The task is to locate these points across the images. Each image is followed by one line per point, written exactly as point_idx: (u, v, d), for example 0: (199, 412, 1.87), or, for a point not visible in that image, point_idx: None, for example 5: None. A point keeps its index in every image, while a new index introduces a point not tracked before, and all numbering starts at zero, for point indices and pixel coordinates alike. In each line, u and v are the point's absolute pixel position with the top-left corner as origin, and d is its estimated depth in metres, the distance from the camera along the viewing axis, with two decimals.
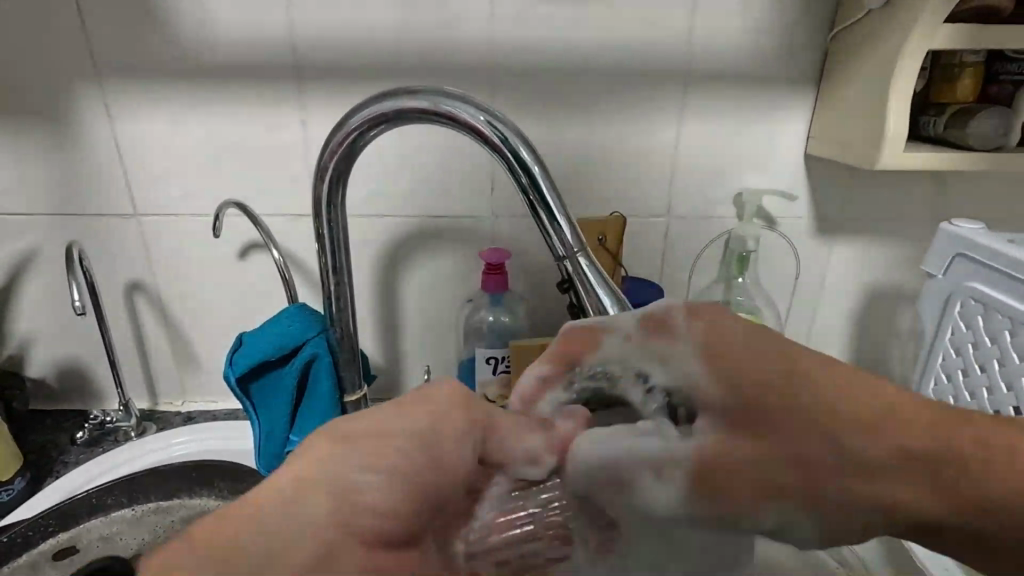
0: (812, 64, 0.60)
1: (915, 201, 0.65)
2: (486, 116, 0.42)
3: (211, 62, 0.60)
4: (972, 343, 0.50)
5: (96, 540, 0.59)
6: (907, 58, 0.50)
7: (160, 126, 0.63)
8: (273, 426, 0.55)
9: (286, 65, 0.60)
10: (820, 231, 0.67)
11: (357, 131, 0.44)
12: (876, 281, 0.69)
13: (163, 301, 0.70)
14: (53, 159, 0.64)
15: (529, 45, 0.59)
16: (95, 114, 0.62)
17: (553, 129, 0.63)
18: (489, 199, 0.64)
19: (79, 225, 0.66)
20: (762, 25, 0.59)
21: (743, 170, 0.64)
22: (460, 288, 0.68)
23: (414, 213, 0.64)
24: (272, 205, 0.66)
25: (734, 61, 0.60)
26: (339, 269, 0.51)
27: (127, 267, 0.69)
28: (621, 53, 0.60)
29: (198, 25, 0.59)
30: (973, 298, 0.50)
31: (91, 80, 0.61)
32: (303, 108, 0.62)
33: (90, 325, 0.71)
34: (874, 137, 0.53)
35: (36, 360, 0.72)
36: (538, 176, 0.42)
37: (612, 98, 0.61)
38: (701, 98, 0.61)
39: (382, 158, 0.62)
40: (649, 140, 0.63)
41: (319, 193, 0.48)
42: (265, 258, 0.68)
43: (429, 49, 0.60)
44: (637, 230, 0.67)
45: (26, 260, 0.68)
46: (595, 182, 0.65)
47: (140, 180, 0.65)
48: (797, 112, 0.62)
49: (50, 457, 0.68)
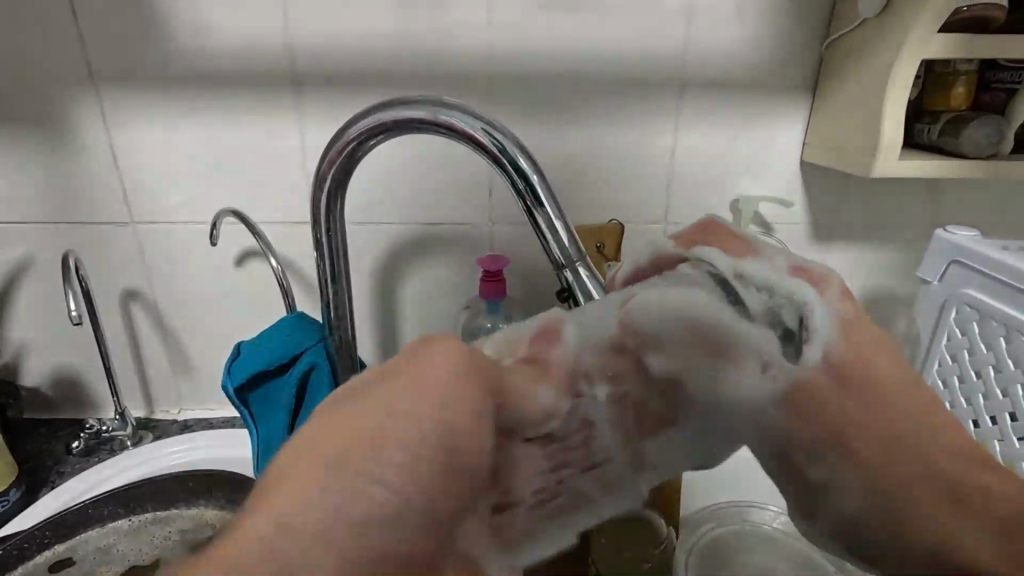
0: (806, 72, 0.61)
1: (911, 206, 0.66)
2: (484, 125, 0.42)
3: (208, 70, 0.60)
4: (968, 349, 0.51)
5: (92, 551, 0.59)
6: (900, 67, 0.50)
7: (157, 134, 0.62)
8: (271, 435, 0.56)
9: (284, 74, 0.60)
10: (816, 237, 0.67)
11: (356, 141, 0.44)
12: (873, 285, 0.69)
13: (159, 309, 0.70)
14: (50, 168, 0.63)
15: (527, 54, 0.60)
16: (91, 122, 0.62)
17: (552, 137, 0.63)
18: (486, 206, 0.64)
19: (74, 233, 0.66)
20: (758, 32, 0.59)
21: (739, 176, 0.64)
22: (458, 294, 0.68)
23: (412, 220, 0.64)
24: (269, 213, 0.65)
25: (730, 68, 0.60)
26: (338, 278, 0.51)
27: (123, 275, 0.68)
28: (617, 60, 0.60)
29: (195, 34, 0.59)
30: (968, 304, 0.50)
31: (87, 89, 0.61)
32: (300, 116, 0.62)
33: (86, 333, 0.70)
34: (868, 145, 0.53)
35: (31, 368, 0.72)
36: (537, 185, 0.42)
37: (610, 106, 0.62)
38: (697, 106, 0.62)
39: (379, 165, 0.62)
40: (646, 147, 0.63)
41: (317, 202, 0.48)
42: (262, 265, 0.68)
43: (427, 56, 0.60)
44: (634, 236, 0.67)
45: (21, 268, 0.67)
46: (593, 188, 0.65)
47: (136, 189, 0.65)
48: (793, 119, 0.62)
49: (45, 466, 0.68)
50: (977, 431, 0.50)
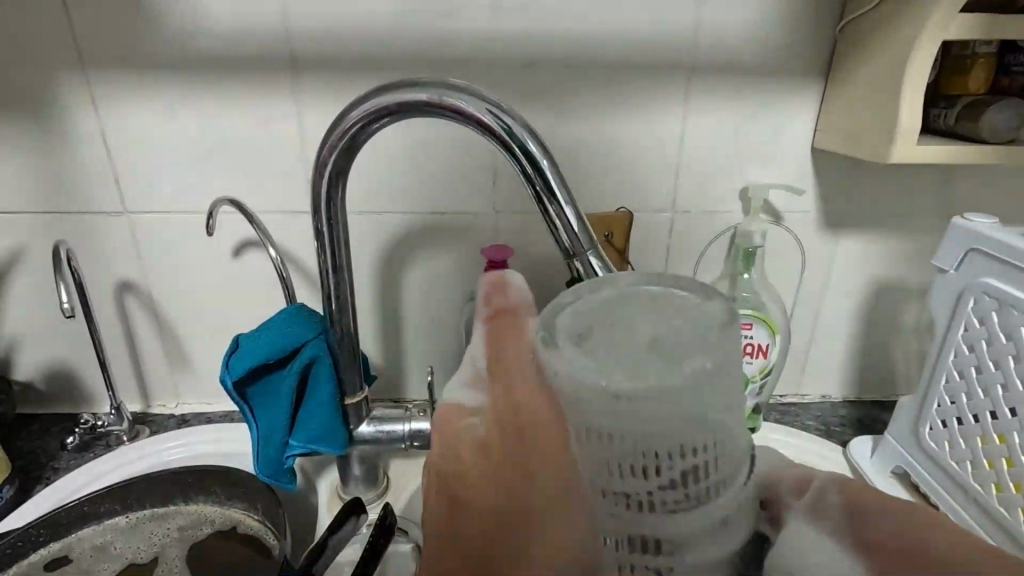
0: (820, 54, 0.59)
1: (924, 193, 0.65)
2: (492, 108, 0.40)
3: (202, 52, 0.58)
4: (986, 340, 0.49)
5: (89, 549, 0.58)
6: (922, 47, 0.49)
7: (150, 121, 0.60)
8: (271, 431, 0.54)
9: (282, 57, 0.58)
10: (826, 227, 0.66)
11: (358, 126, 0.43)
12: (882, 277, 0.69)
13: (155, 301, 0.68)
14: (38, 155, 0.61)
15: (535, 37, 0.58)
16: (82, 107, 0.60)
17: (559, 123, 0.61)
18: (490, 195, 0.62)
19: (65, 223, 0.64)
20: (771, 14, 0.57)
21: (750, 165, 0.63)
22: (462, 287, 0.67)
23: (414, 210, 0.63)
24: (268, 201, 0.64)
25: (743, 52, 0.59)
26: (339, 268, 0.50)
27: (117, 267, 0.66)
28: (627, 42, 0.58)
29: (189, 14, 0.56)
30: (987, 293, 0.49)
31: (76, 72, 0.58)
32: (297, 101, 0.60)
33: (79, 327, 0.69)
34: (886, 130, 0.52)
35: (24, 361, 0.70)
36: (547, 170, 0.40)
37: (619, 90, 0.60)
38: (708, 89, 0.60)
39: (380, 152, 0.60)
40: (655, 134, 0.62)
41: (318, 190, 0.46)
42: (260, 256, 0.66)
43: (430, 39, 0.58)
44: (642, 226, 0.66)
45: (11, 261, 0.66)
46: (600, 177, 0.64)
47: (131, 178, 0.63)
48: (806, 103, 0.61)
49: (40, 463, 0.66)
50: (995, 423, 0.49)
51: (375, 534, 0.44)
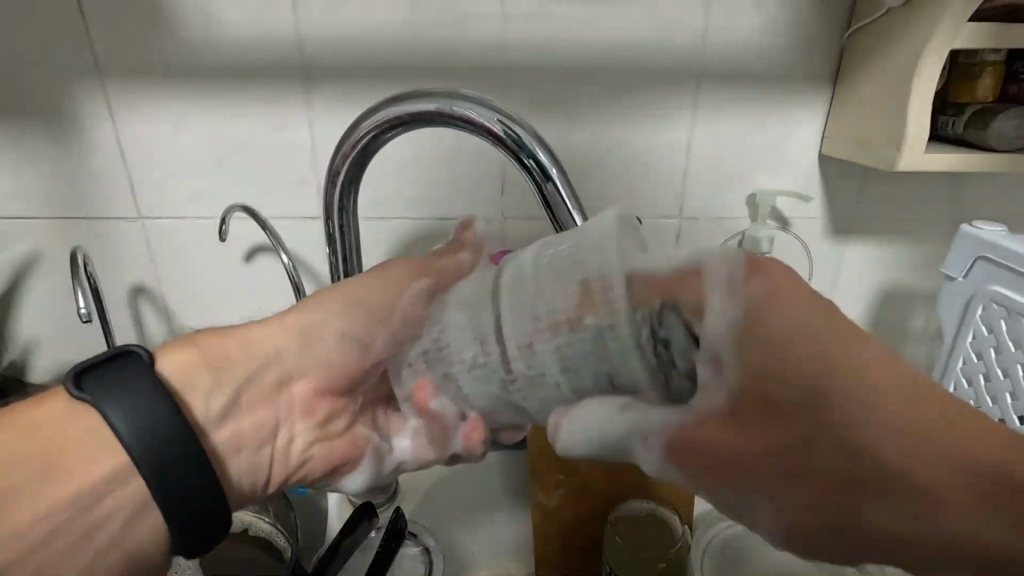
0: (828, 62, 0.59)
1: (932, 199, 0.65)
2: (503, 118, 0.40)
3: (214, 60, 0.59)
4: (994, 347, 0.50)
5: None
6: (929, 57, 0.49)
7: (164, 128, 0.61)
8: None
9: (294, 66, 0.59)
10: (833, 233, 0.66)
11: (370, 135, 0.43)
12: (890, 282, 0.69)
13: (169, 306, 0.69)
14: (55, 162, 0.62)
15: (543, 45, 0.58)
16: (99, 114, 0.61)
17: (567, 131, 0.62)
18: (499, 201, 0.63)
19: (81, 228, 0.65)
20: (778, 22, 0.58)
21: (757, 171, 0.63)
22: None
23: (423, 215, 0.63)
24: (279, 207, 0.65)
25: (750, 59, 0.59)
26: (350, 274, 0.51)
27: (132, 271, 0.67)
28: (635, 50, 0.59)
29: (201, 23, 0.57)
30: (996, 301, 0.49)
31: (92, 80, 0.59)
32: (309, 107, 0.60)
33: (94, 330, 0.70)
34: (893, 139, 0.52)
35: (40, 364, 0.71)
36: (556, 180, 0.40)
37: (627, 98, 0.61)
38: (715, 97, 0.60)
39: (391, 158, 0.61)
40: (663, 140, 0.62)
41: (330, 198, 0.47)
42: (272, 261, 0.67)
43: (440, 48, 0.58)
44: (649, 232, 0.66)
45: (28, 265, 0.67)
46: (609, 184, 0.64)
47: (145, 184, 0.64)
48: (812, 110, 0.61)
49: None
50: None
51: (384, 539, 0.49)
